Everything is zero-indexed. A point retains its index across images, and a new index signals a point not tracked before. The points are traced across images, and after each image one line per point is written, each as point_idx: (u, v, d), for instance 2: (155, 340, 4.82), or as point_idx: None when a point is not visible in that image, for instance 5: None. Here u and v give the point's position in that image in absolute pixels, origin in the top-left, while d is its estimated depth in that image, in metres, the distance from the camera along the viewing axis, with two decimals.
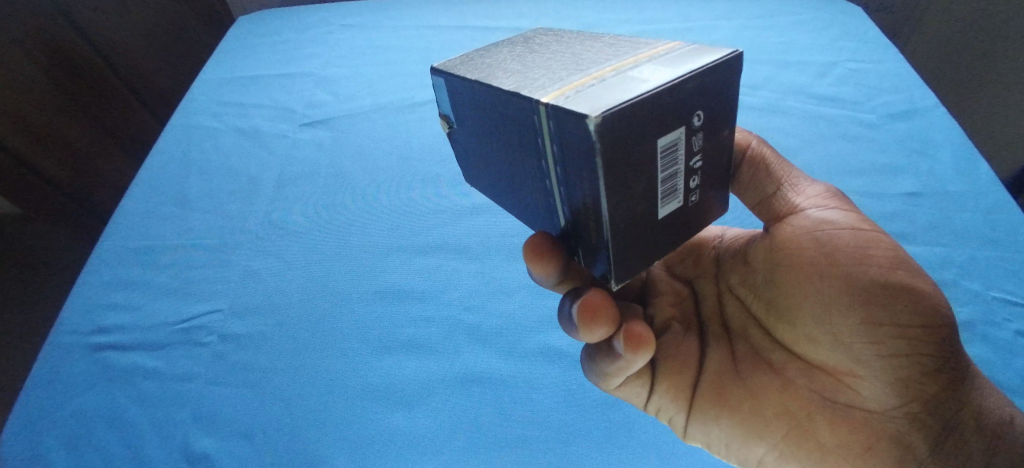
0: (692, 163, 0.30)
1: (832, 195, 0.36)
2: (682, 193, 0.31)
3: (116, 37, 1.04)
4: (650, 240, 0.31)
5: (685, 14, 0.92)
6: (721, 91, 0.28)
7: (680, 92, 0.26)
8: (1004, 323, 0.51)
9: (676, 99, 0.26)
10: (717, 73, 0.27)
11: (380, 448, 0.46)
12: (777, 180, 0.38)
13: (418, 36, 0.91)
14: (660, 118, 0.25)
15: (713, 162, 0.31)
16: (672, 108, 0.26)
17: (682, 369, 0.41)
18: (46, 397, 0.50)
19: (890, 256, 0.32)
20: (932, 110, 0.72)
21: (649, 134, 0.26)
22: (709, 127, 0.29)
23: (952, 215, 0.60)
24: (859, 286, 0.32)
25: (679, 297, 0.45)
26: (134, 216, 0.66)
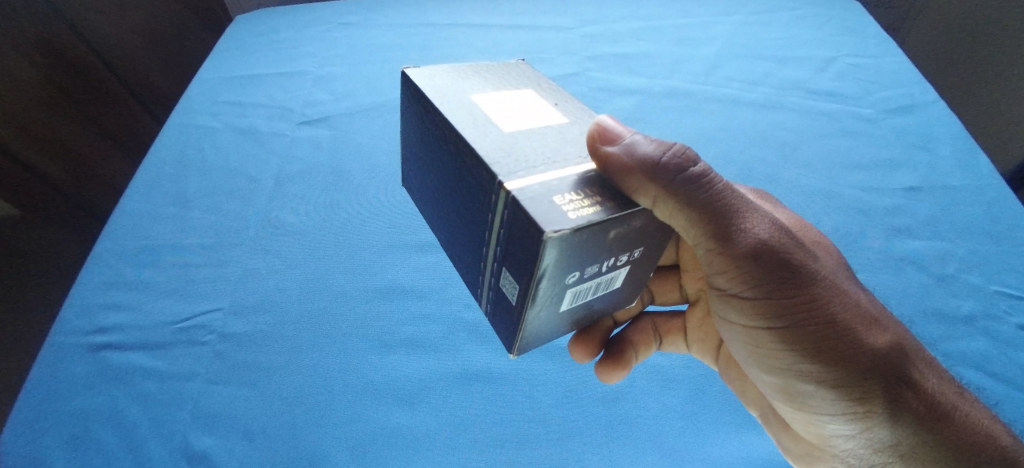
0: (601, 266, 0.40)
1: (766, 252, 0.36)
2: (615, 268, 0.42)
3: (115, 39, 1.03)
4: (599, 301, 0.47)
5: (684, 10, 0.92)
6: (564, 260, 0.36)
7: (542, 297, 0.40)
8: (1004, 317, 0.51)
9: (544, 301, 0.40)
10: (549, 271, 0.37)
11: (380, 447, 0.46)
12: (708, 230, 0.37)
13: (416, 34, 0.91)
14: (544, 312, 0.42)
15: (619, 252, 0.40)
16: (553, 291, 0.40)
17: (705, 336, 0.52)
18: (45, 397, 0.50)
19: (812, 332, 0.36)
20: (931, 105, 0.72)
21: (547, 313, 0.43)
22: (589, 260, 0.38)
23: (953, 209, 0.60)
24: (786, 351, 0.39)
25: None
26: (132, 215, 0.65)
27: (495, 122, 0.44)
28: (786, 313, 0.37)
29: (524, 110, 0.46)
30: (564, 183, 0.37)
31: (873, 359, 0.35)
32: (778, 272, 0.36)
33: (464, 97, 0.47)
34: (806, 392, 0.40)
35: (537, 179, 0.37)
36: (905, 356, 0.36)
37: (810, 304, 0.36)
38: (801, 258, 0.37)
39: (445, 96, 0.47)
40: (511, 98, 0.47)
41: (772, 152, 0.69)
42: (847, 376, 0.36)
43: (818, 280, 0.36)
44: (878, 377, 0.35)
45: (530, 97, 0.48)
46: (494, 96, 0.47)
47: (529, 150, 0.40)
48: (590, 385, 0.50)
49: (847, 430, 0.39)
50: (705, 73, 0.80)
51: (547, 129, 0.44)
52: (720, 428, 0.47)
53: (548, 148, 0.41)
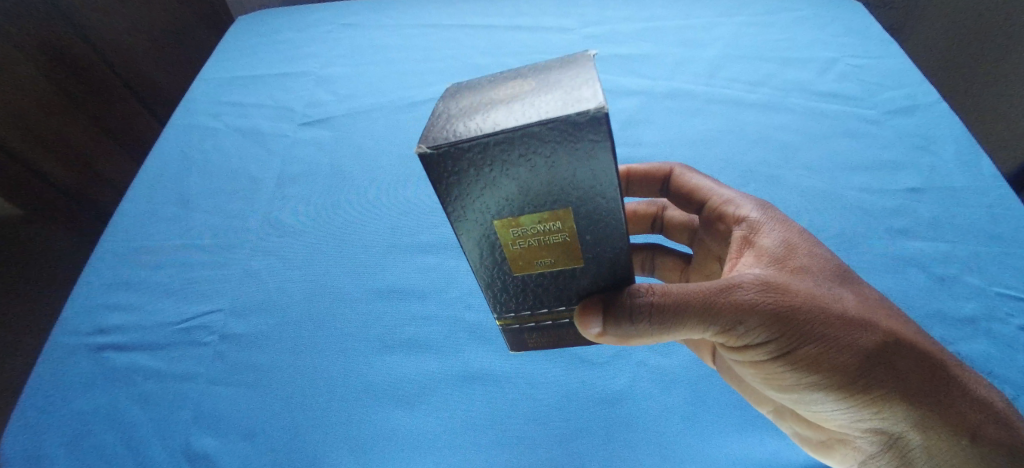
0: None
1: (745, 325, 0.37)
2: None
3: (123, 41, 1.03)
4: None
5: (687, 11, 0.91)
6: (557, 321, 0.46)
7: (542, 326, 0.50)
8: (1007, 319, 0.50)
9: None
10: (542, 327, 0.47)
11: (381, 446, 0.46)
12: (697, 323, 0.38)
13: (418, 35, 0.91)
14: None
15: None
16: None
17: None
18: (46, 398, 0.50)
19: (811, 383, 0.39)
20: (934, 106, 0.72)
21: None
22: None
23: (955, 211, 0.60)
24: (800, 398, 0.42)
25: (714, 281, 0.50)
26: (134, 216, 0.65)
27: (507, 257, 0.37)
28: (778, 359, 0.39)
29: (547, 248, 0.36)
30: (543, 320, 0.44)
31: (870, 391, 0.36)
32: (760, 331, 0.38)
33: (479, 206, 0.33)
34: (824, 417, 0.42)
35: (521, 318, 0.44)
36: (912, 378, 0.36)
37: (795, 353, 0.38)
38: (784, 307, 0.37)
39: (459, 198, 0.33)
40: (543, 218, 0.34)
41: (773, 153, 0.69)
42: (846, 402, 0.38)
43: (805, 328, 0.37)
44: (878, 404, 0.37)
45: (566, 217, 0.33)
46: (518, 217, 0.34)
47: (529, 291, 0.41)
48: (591, 387, 0.50)
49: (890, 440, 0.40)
50: (707, 74, 0.80)
51: (555, 276, 0.39)
52: (722, 430, 0.47)
53: (551, 292, 0.41)
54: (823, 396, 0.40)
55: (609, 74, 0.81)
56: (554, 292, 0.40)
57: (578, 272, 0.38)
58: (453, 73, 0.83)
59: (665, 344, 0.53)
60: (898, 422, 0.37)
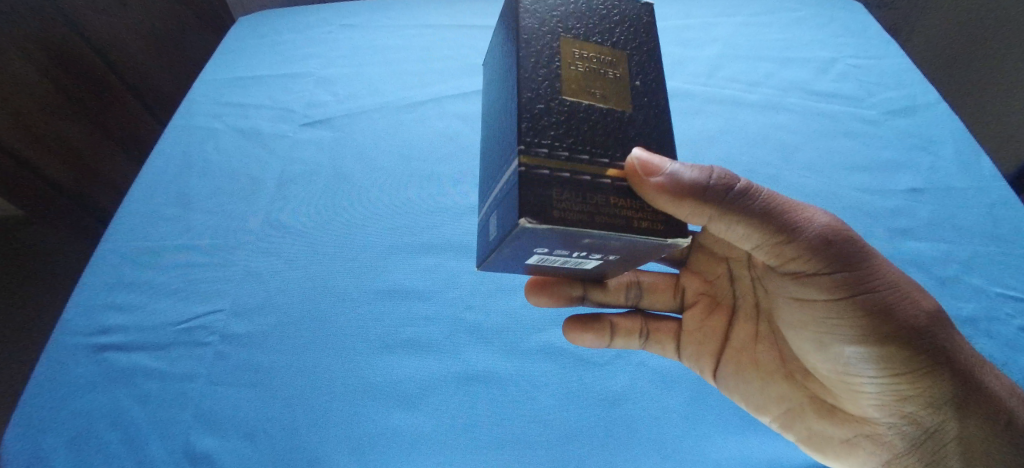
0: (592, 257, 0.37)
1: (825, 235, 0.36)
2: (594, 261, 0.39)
3: (121, 41, 1.02)
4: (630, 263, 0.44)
5: (686, 10, 0.91)
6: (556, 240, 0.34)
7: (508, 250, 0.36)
8: (1006, 320, 0.51)
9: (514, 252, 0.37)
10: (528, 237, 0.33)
11: (382, 446, 0.47)
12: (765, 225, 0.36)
13: (418, 35, 0.91)
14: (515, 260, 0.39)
15: (595, 251, 0.36)
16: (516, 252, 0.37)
17: (704, 341, 0.50)
18: (48, 399, 0.50)
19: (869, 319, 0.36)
20: (934, 106, 0.72)
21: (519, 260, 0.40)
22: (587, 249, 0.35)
23: (954, 211, 0.60)
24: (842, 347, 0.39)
25: (715, 274, 0.51)
26: (133, 217, 0.66)
27: (561, 71, 0.37)
28: (843, 294, 0.37)
29: (603, 77, 0.38)
30: (573, 172, 0.33)
31: (933, 353, 0.35)
32: (839, 263, 0.36)
33: (556, 24, 0.40)
34: (853, 383, 0.40)
35: (548, 157, 0.33)
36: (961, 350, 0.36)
37: (876, 293, 0.36)
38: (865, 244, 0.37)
39: (544, 15, 0.40)
40: (600, 52, 0.40)
41: (773, 153, 0.69)
42: (902, 368, 0.36)
43: (883, 270, 0.36)
44: (939, 372, 0.35)
45: (620, 59, 0.40)
46: (582, 42, 0.39)
47: (566, 120, 0.35)
48: (591, 387, 0.50)
49: (909, 424, 0.38)
50: (706, 74, 0.80)
51: (604, 113, 0.37)
52: (720, 431, 0.47)
53: (592, 132, 0.36)
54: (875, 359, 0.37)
55: None
56: (597, 133, 0.36)
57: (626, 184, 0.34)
58: (452, 73, 0.83)
59: None
60: (941, 394, 0.36)
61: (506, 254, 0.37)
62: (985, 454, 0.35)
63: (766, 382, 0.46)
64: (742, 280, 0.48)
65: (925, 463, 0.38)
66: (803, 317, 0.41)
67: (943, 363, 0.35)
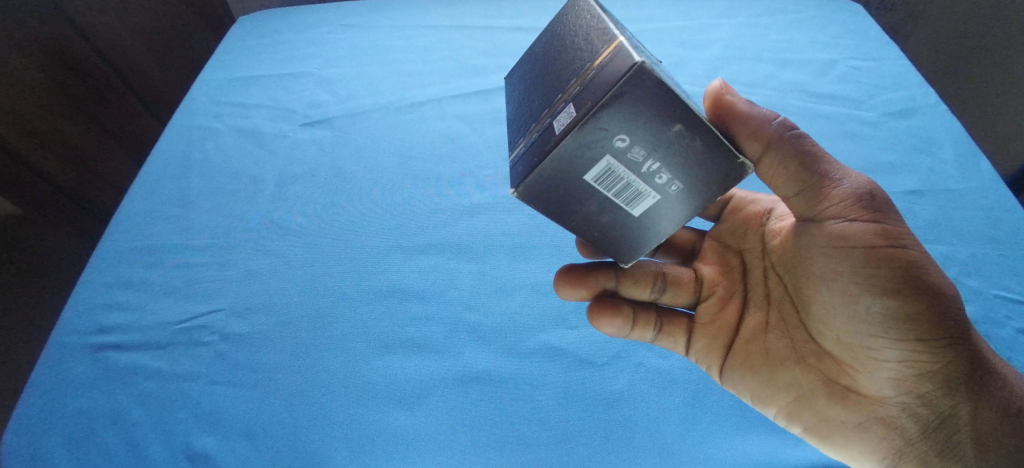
0: (658, 173, 0.36)
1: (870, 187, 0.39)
2: (651, 194, 0.37)
3: (123, 40, 1.03)
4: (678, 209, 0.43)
5: (686, 12, 0.91)
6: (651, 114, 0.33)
7: (590, 128, 0.33)
8: (1004, 321, 0.51)
9: (590, 135, 0.33)
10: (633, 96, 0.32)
11: (382, 445, 0.47)
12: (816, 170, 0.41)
13: (418, 36, 0.91)
14: (571, 166, 0.35)
15: (663, 167, 0.35)
16: (591, 138, 0.33)
17: (716, 334, 0.50)
18: (48, 397, 0.50)
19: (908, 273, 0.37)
20: (933, 108, 0.72)
21: (573, 172, 0.36)
22: (664, 150, 0.35)
23: (953, 213, 0.60)
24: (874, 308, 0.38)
25: (728, 265, 0.52)
26: (133, 216, 0.66)
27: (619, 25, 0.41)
28: (882, 246, 0.38)
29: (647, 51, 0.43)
30: (654, 73, 0.35)
31: (958, 317, 0.36)
32: (876, 214, 0.38)
33: None
34: (875, 355, 0.39)
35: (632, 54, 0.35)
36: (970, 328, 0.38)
37: (914, 250, 0.37)
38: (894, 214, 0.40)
39: None
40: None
41: None
42: (931, 332, 0.36)
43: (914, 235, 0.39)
44: (960, 339, 0.36)
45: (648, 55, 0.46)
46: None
47: (633, 48, 0.38)
48: (591, 387, 0.50)
49: (922, 399, 0.38)
50: (706, 75, 0.80)
51: (659, 66, 0.41)
52: (719, 432, 0.47)
53: (655, 66, 0.39)
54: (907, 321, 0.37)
55: None
56: (660, 71, 0.39)
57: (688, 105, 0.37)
58: (453, 74, 0.83)
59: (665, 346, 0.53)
60: (958, 364, 0.36)
61: (578, 147, 0.34)
62: (990, 428, 0.36)
63: (778, 364, 0.45)
64: (754, 273, 0.50)
65: (932, 445, 0.38)
66: (834, 274, 0.40)
67: (965, 333, 0.36)
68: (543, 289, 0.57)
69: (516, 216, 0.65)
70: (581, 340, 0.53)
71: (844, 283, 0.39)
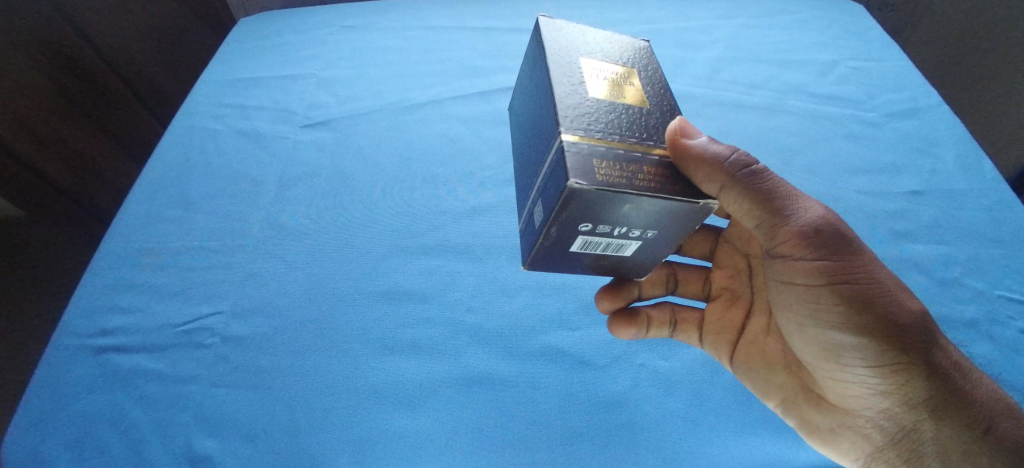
0: (628, 233, 0.45)
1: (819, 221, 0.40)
2: (631, 241, 0.47)
3: (126, 44, 1.03)
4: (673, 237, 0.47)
5: (687, 13, 0.91)
6: (601, 203, 0.41)
7: (557, 227, 0.44)
8: (1007, 322, 0.51)
9: (561, 230, 0.45)
10: (579, 202, 0.40)
11: (382, 447, 0.47)
12: (772, 202, 0.42)
13: (418, 37, 0.91)
14: (558, 243, 0.47)
15: (636, 225, 0.44)
16: (562, 233, 0.45)
17: (721, 331, 0.53)
18: (49, 400, 0.50)
19: (847, 307, 0.39)
20: (934, 109, 0.72)
21: (562, 246, 0.48)
22: (624, 221, 0.43)
23: (955, 214, 0.60)
24: (824, 335, 0.42)
25: (737, 268, 0.56)
26: (134, 218, 0.66)
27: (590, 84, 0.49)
28: (824, 281, 0.40)
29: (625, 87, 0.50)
30: (613, 153, 0.42)
31: (906, 347, 0.38)
32: (823, 250, 0.40)
33: (571, 51, 0.52)
34: (837, 373, 0.43)
35: (593, 140, 0.43)
36: (941, 352, 0.38)
37: (854, 285, 0.39)
38: (853, 243, 0.40)
39: (557, 44, 0.52)
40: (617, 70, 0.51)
41: (774, 155, 0.69)
42: (876, 358, 0.39)
43: (867, 267, 0.40)
44: (912, 367, 0.38)
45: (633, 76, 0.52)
46: (604, 63, 0.51)
47: (598, 115, 0.46)
48: (591, 389, 0.50)
49: (889, 416, 0.40)
50: (707, 76, 0.80)
51: (631, 109, 0.48)
52: (721, 433, 0.47)
53: (622, 121, 0.46)
54: (853, 347, 0.40)
55: None
56: (625, 122, 0.46)
57: (647, 159, 0.43)
58: (453, 76, 0.83)
59: (666, 348, 0.53)
60: (914, 387, 0.38)
61: (558, 234, 0.45)
62: (958, 455, 0.36)
63: (772, 371, 0.49)
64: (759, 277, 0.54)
65: (903, 457, 0.40)
66: (789, 302, 0.44)
67: (915, 360, 0.37)
68: (545, 290, 0.57)
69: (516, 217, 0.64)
70: (583, 341, 0.53)
71: (799, 311, 0.43)
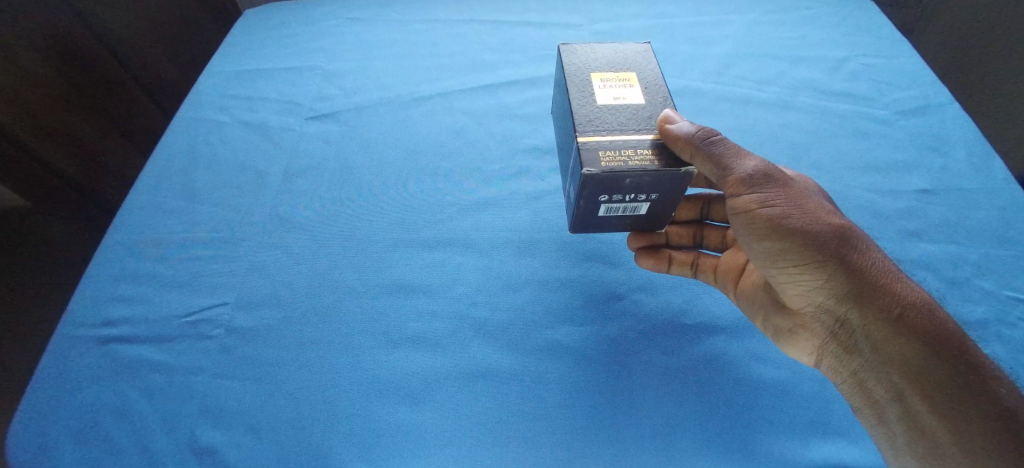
0: (644, 199, 0.52)
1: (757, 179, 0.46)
2: (641, 203, 0.53)
3: (127, 34, 1.02)
4: (671, 193, 0.52)
5: (697, 8, 0.89)
6: (602, 209, 0.54)
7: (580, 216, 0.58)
8: (1016, 323, 0.51)
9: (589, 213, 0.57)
10: (582, 215, 0.55)
11: (385, 441, 0.47)
12: (721, 166, 0.47)
13: (425, 30, 0.90)
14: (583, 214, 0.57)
15: (640, 194, 0.51)
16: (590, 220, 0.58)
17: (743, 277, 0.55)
18: (54, 390, 0.50)
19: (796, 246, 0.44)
20: (946, 107, 0.71)
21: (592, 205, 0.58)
22: (632, 202, 0.53)
23: (966, 213, 0.60)
24: (791, 268, 0.45)
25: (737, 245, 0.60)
26: (140, 209, 0.65)
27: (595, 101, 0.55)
28: (774, 226, 0.45)
29: (626, 87, 0.55)
30: (615, 144, 0.49)
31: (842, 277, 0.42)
32: (761, 200, 0.45)
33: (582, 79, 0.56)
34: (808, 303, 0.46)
35: (600, 137, 0.50)
36: (863, 292, 0.41)
37: (797, 228, 0.44)
38: (784, 193, 0.45)
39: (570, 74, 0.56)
40: (622, 74, 0.56)
41: (782, 153, 0.69)
42: (829, 282, 0.43)
43: (795, 211, 0.44)
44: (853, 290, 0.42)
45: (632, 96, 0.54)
46: (611, 73, 0.56)
47: (603, 115, 0.52)
48: (599, 386, 0.49)
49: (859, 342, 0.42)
50: (717, 72, 0.79)
51: (621, 131, 0.51)
52: (725, 429, 0.47)
53: (622, 118, 0.52)
54: (811, 276, 0.44)
55: None
56: (613, 130, 0.51)
57: (634, 144, 0.50)
58: (460, 69, 0.83)
59: (674, 344, 0.52)
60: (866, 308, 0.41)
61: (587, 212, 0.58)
62: (916, 369, 0.38)
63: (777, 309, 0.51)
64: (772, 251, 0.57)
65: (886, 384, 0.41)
66: (756, 252, 0.48)
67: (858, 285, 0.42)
68: (551, 285, 0.56)
69: (522, 211, 0.64)
70: (589, 336, 0.53)
71: (765, 257, 0.47)
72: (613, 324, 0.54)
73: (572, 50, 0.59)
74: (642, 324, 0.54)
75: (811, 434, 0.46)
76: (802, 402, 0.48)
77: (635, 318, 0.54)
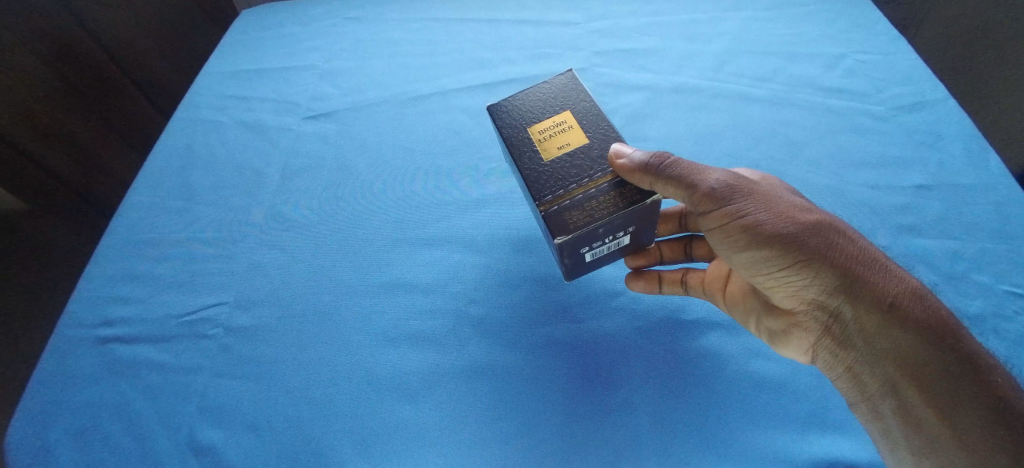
0: (621, 236, 0.50)
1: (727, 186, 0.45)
2: (621, 237, 0.50)
3: (125, 36, 1.02)
4: (646, 220, 0.49)
5: (693, 4, 0.89)
6: (585, 255, 0.51)
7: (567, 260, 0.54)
8: (1014, 317, 0.51)
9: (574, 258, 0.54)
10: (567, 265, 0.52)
11: (386, 439, 0.47)
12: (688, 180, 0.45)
13: (421, 29, 0.90)
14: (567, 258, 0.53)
15: (617, 234, 0.49)
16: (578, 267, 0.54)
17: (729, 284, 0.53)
18: (53, 390, 0.51)
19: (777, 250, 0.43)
20: (942, 103, 0.71)
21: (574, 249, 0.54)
22: (612, 241, 0.50)
23: (963, 208, 0.60)
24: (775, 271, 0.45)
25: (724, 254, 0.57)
26: (138, 210, 0.65)
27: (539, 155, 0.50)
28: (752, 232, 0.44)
29: (566, 130, 0.50)
30: (573, 199, 0.46)
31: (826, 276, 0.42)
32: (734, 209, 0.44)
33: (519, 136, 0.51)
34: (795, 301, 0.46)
35: (557, 199, 0.46)
36: (848, 286, 0.41)
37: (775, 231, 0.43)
38: (756, 195, 0.45)
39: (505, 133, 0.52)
40: (559, 117, 0.51)
41: (779, 150, 0.69)
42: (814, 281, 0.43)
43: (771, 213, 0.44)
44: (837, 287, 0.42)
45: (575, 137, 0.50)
46: (549, 118, 0.51)
47: (554, 172, 0.48)
48: (600, 383, 0.50)
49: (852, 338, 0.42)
50: (714, 69, 0.79)
51: (574, 182, 0.47)
52: (726, 425, 0.47)
53: (574, 169, 0.48)
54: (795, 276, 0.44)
55: (614, 68, 0.81)
56: (562, 184, 0.47)
57: (589, 192, 0.47)
58: (458, 67, 0.83)
59: (673, 343, 0.52)
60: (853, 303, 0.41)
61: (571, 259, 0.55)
62: (911, 364, 0.38)
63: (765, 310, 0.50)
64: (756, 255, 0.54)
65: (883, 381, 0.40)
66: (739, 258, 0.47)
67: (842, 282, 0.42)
68: (549, 283, 0.56)
69: (520, 210, 0.64)
70: (588, 333, 0.53)
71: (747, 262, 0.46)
72: (613, 320, 0.54)
73: (502, 104, 0.54)
74: (642, 321, 0.54)
75: (812, 430, 0.46)
76: (802, 398, 0.48)
77: (634, 315, 0.54)
